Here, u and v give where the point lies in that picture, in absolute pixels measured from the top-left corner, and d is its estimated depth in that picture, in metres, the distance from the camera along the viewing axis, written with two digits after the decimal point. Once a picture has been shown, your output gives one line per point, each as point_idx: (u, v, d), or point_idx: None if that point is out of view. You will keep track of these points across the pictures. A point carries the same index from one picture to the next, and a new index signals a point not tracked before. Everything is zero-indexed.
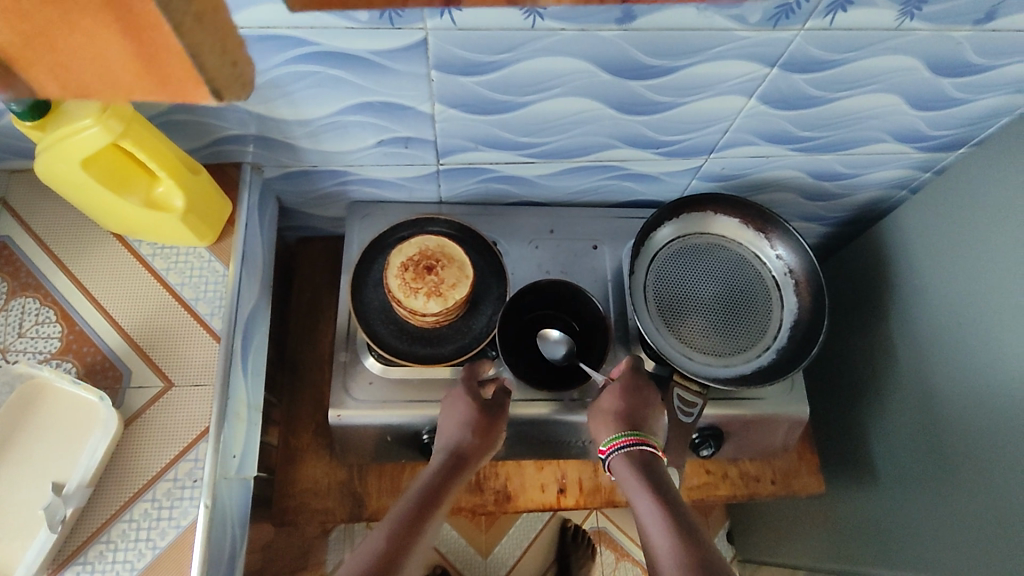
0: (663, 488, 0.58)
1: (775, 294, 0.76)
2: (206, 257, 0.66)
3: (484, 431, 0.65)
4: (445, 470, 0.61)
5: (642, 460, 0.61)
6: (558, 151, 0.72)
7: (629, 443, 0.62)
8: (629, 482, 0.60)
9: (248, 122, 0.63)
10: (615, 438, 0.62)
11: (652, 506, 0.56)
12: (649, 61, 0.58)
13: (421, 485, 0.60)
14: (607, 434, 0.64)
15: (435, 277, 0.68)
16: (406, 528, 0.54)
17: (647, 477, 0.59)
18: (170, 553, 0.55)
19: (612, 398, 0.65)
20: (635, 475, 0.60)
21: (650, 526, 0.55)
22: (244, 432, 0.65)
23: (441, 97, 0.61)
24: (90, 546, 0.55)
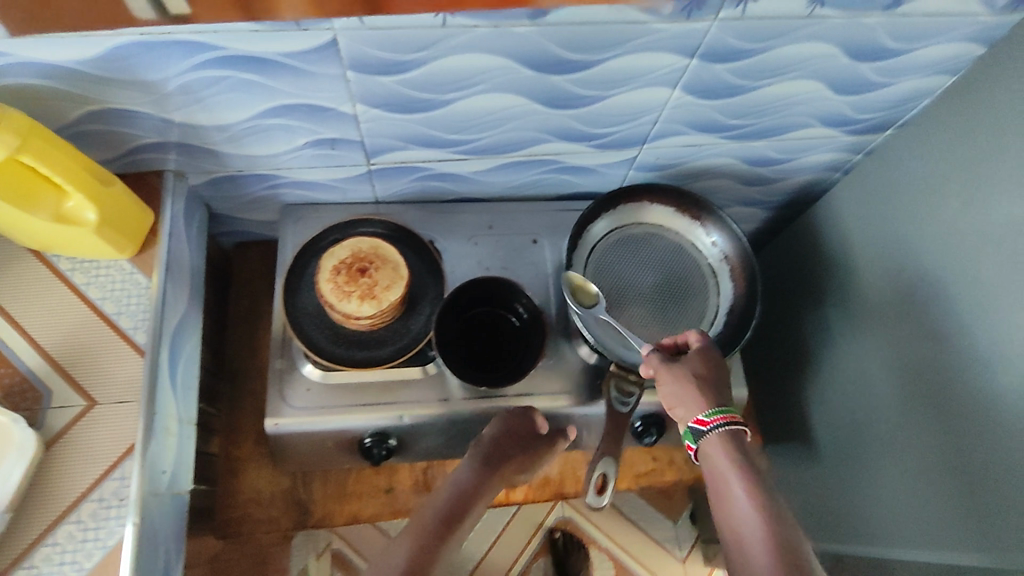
0: (768, 493, 0.52)
1: (712, 280, 0.77)
2: (128, 270, 0.64)
3: (527, 459, 0.68)
4: (478, 483, 0.66)
5: (739, 450, 0.55)
6: (489, 146, 0.71)
7: (730, 422, 0.56)
8: (724, 472, 0.54)
9: (164, 130, 0.61)
10: (718, 413, 0.56)
11: (754, 515, 0.51)
12: (567, 56, 0.57)
13: (452, 495, 0.64)
14: (699, 407, 0.58)
15: (369, 279, 0.67)
16: (423, 545, 0.60)
17: (745, 466, 0.54)
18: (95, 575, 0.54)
19: (698, 364, 0.61)
20: (732, 468, 0.54)
21: (747, 537, 0.50)
22: (174, 448, 0.64)
23: (359, 98, 0.59)
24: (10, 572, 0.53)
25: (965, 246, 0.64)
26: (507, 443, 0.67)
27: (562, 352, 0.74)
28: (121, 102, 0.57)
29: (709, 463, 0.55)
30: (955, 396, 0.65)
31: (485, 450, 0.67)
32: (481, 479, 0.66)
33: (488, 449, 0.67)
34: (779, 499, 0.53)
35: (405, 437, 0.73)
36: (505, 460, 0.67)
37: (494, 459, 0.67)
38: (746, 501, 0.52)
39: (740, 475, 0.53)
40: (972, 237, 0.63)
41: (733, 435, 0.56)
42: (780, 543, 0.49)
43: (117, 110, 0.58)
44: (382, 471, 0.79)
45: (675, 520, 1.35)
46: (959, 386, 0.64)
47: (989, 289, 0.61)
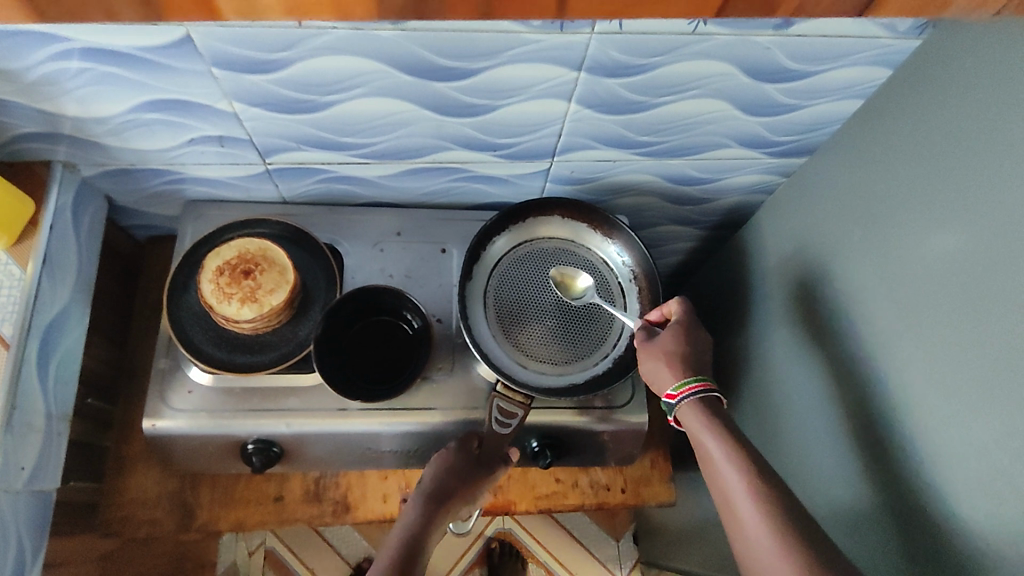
0: (743, 445, 0.58)
1: (620, 300, 0.74)
2: (3, 260, 0.63)
3: (471, 490, 0.66)
4: (425, 519, 0.63)
5: (711, 410, 0.61)
6: (389, 151, 0.69)
7: (697, 390, 0.62)
8: (700, 434, 0.60)
9: (40, 120, 0.60)
10: (687, 385, 0.62)
11: (732, 471, 0.56)
12: (443, 63, 0.55)
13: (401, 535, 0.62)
14: (672, 379, 0.63)
15: (252, 282, 0.66)
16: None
17: (715, 422, 0.60)
18: None
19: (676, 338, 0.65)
20: (707, 429, 0.59)
21: (731, 489, 0.55)
22: (39, 444, 0.62)
23: (234, 95, 0.58)
24: None
25: (859, 281, 0.61)
26: (450, 476, 0.65)
27: (458, 367, 0.71)
28: None
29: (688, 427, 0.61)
30: (848, 437, 0.62)
31: (429, 487, 0.65)
32: (428, 515, 0.64)
33: (431, 484, 0.65)
34: (753, 449, 0.58)
35: (291, 445, 0.70)
36: (454, 498, 0.65)
37: (443, 497, 0.65)
38: (722, 457, 0.57)
39: (714, 433, 0.58)
40: (866, 271, 0.60)
41: (707, 398, 0.62)
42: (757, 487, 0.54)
43: None
44: (272, 479, 0.78)
45: (615, 539, 1.33)
46: (852, 426, 0.61)
47: (875, 326, 0.58)
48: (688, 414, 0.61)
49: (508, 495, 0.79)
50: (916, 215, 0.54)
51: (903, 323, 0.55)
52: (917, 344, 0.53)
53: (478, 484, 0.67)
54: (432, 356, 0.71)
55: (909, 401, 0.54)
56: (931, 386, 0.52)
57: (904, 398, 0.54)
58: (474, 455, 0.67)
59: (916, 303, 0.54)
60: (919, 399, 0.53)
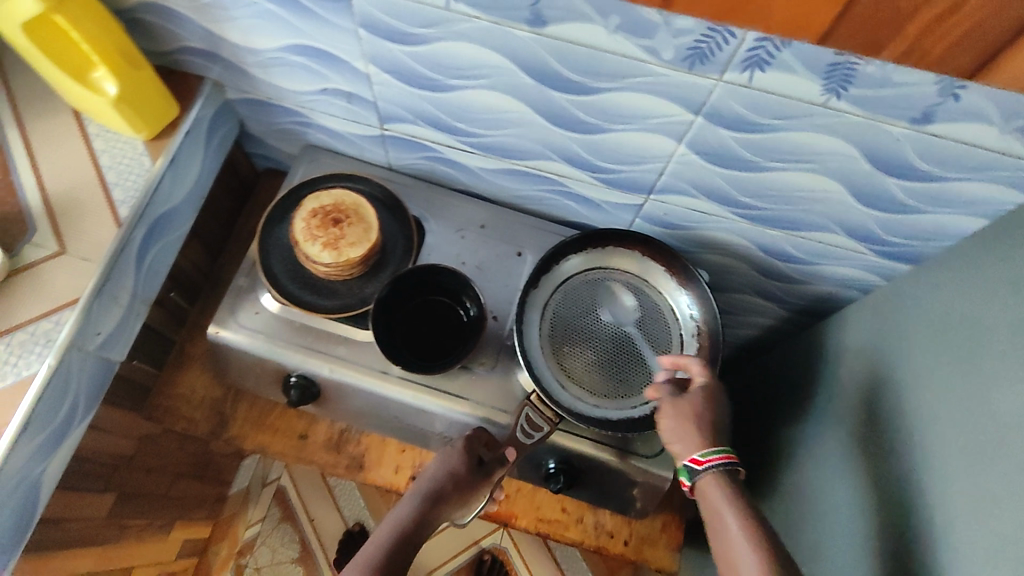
0: (762, 527, 0.55)
1: (677, 351, 0.71)
2: (140, 150, 0.70)
3: (466, 491, 0.68)
4: (420, 516, 0.65)
5: (735, 489, 0.58)
6: (494, 146, 0.71)
7: (725, 461, 0.59)
8: (721, 509, 0.56)
9: (206, 39, 0.68)
10: (716, 452, 0.59)
11: (744, 545, 0.53)
12: (569, 75, 0.56)
13: (393, 528, 0.64)
14: (698, 445, 0.60)
15: (338, 231, 0.70)
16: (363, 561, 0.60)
17: (739, 500, 0.56)
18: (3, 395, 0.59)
19: (694, 411, 0.61)
20: (730, 505, 0.56)
21: (741, 563, 0.53)
22: (118, 318, 0.68)
23: (371, 57, 0.63)
24: None
25: (937, 412, 0.56)
26: (450, 479, 0.67)
27: (500, 367, 0.71)
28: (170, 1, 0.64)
29: (707, 500, 0.57)
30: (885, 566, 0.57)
31: (428, 486, 0.67)
32: (425, 513, 0.66)
33: (430, 483, 0.67)
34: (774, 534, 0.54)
35: (329, 390, 0.73)
36: (446, 502, 0.67)
37: (437, 498, 0.66)
38: (739, 535, 0.54)
39: (731, 505, 0.56)
40: (946, 403, 0.55)
41: (730, 474, 0.58)
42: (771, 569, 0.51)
43: (168, 9, 0.65)
44: (303, 417, 0.80)
45: None
46: (891, 557, 0.57)
47: (942, 465, 0.54)
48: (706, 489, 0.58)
49: (511, 507, 0.79)
50: (1015, 366, 0.49)
51: (977, 472, 0.50)
52: (986, 502, 0.48)
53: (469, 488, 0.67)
54: (478, 350, 0.72)
55: (962, 556, 0.49)
56: (987, 549, 0.47)
57: (960, 547, 0.49)
58: (472, 454, 0.68)
59: (994, 455, 0.49)
60: (971, 559, 0.48)
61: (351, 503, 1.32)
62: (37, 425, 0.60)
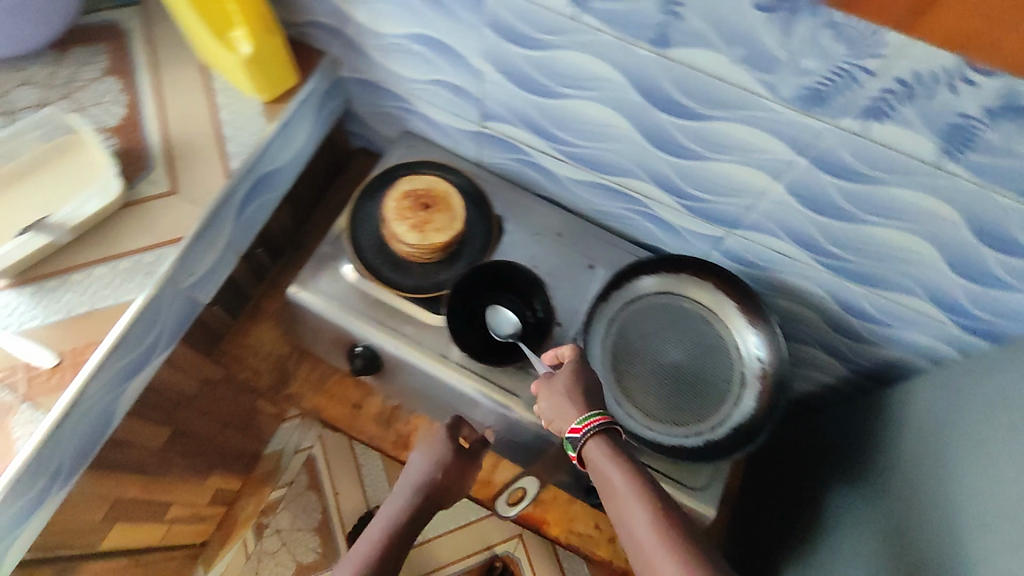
0: (645, 480, 0.54)
1: (737, 391, 0.69)
2: (256, 111, 0.74)
3: (456, 481, 0.71)
4: (418, 511, 0.67)
5: (616, 444, 0.57)
6: (587, 158, 0.73)
7: (600, 423, 0.57)
8: (606, 469, 0.55)
9: (335, 16, 0.72)
10: (589, 416, 0.57)
11: (637, 507, 0.52)
12: (681, 99, 0.57)
13: (389, 530, 0.65)
14: (575, 414, 0.58)
15: (426, 216, 0.72)
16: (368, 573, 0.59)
17: (622, 456, 0.56)
18: (104, 313, 0.63)
19: (569, 382, 0.61)
20: (615, 464, 0.55)
21: (634, 523, 0.52)
22: (211, 262, 0.72)
23: (489, 55, 0.65)
24: (54, 278, 0.64)
25: (1000, 496, 0.54)
26: (447, 473, 0.69)
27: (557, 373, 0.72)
28: None
29: (591, 461, 0.56)
30: None
31: (423, 482, 0.68)
32: (420, 507, 0.67)
33: (423, 477, 0.69)
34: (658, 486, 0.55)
35: (391, 365, 0.75)
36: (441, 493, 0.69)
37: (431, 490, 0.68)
38: (628, 494, 0.53)
39: (617, 465, 0.55)
40: (1006, 487, 0.54)
41: (608, 433, 0.57)
42: (664, 528, 0.51)
43: None
44: (358, 388, 0.82)
45: None
46: None
47: (993, 547, 0.52)
48: (594, 452, 0.57)
49: (545, 514, 0.80)
50: None
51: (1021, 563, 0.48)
52: None
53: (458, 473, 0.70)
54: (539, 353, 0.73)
55: None
56: None
57: None
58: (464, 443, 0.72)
59: None
60: None
61: (376, 485, 1.35)
62: (126, 347, 0.63)
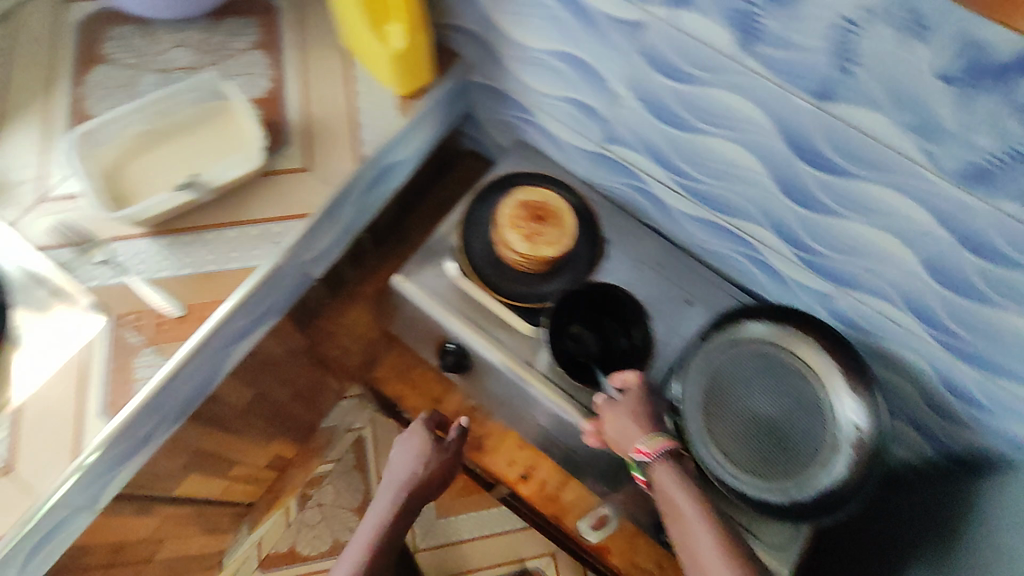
0: (708, 504, 0.61)
1: (829, 457, 0.66)
2: (391, 103, 0.76)
3: (443, 475, 0.77)
4: (403, 507, 0.74)
5: (680, 468, 0.63)
6: (708, 196, 0.72)
7: (668, 449, 0.63)
8: (673, 490, 0.61)
9: (480, 23, 0.73)
10: (659, 441, 0.63)
11: (703, 531, 0.59)
12: (831, 155, 0.57)
13: (377, 530, 0.73)
14: (642, 437, 0.64)
15: (539, 227, 0.73)
16: (378, 558, 0.72)
17: (688, 481, 0.62)
18: (232, 274, 0.66)
19: (632, 406, 0.65)
20: (682, 489, 0.61)
21: (699, 544, 0.59)
22: (330, 240, 0.74)
23: (632, 83, 0.65)
24: (190, 233, 0.67)
25: None
26: (429, 473, 0.76)
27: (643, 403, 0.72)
28: None
29: (657, 483, 0.62)
30: None
31: (406, 481, 0.75)
32: (406, 504, 0.75)
33: (409, 477, 0.75)
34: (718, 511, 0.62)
35: (480, 366, 0.77)
36: (424, 491, 0.76)
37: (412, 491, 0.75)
38: (696, 517, 0.59)
39: (684, 490, 0.61)
40: None
41: (675, 458, 0.64)
42: (729, 550, 0.58)
43: None
44: (439, 382, 0.84)
45: None
46: None
47: None
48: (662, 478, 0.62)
49: (607, 540, 0.80)
50: None
51: None
52: None
53: (436, 473, 0.76)
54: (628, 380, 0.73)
55: None
56: None
57: None
58: (441, 442, 0.77)
59: None
60: None
61: None
62: (246, 309, 0.67)
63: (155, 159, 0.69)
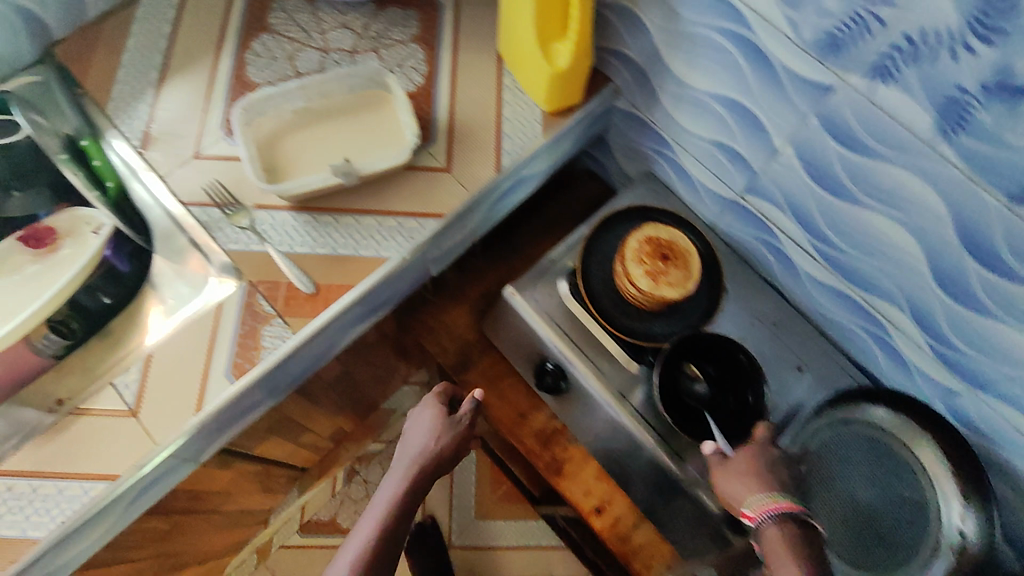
0: None
1: (927, 560, 0.61)
2: (536, 118, 0.76)
3: (454, 455, 0.74)
4: (416, 482, 0.70)
5: (800, 534, 0.54)
6: (847, 267, 0.70)
7: (784, 511, 0.55)
8: (779, 560, 0.52)
9: (644, 53, 0.72)
10: (766, 504, 0.55)
11: None
12: (1007, 256, 0.53)
13: (389, 504, 0.67)
14: (752, 496, 0.57)
15: (663, 266, 0.70)
16: (391, 531, 0.65)
17: (803, 552, 0.52)
18: (365, 261, 0.68)
19: (743, 464, 0.60)
20: (789, 560, 0.52)
21: None
22: (455, 242, 0.75)
23: (797, 140, 0.63)
24: (331, 214, 0.69)
25: None
26: (441, 448, 0.72)
27: None
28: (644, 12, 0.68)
29: (765, 544, 0.54)
30: None
31: (419, 451, 0.71)
32: (417, 481, 0.70)
33: (419, 452, 0.72)
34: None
35: (576, 392, 0.77)
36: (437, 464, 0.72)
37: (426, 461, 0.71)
38: None
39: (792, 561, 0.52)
40: None
41: (794, 520, 0.54)
42: None
43: (637, 18, 0.69)
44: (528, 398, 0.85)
45: None
46: None
47: None
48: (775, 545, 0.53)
49: None
50: None
51: None
52: None
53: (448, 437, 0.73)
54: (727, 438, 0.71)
55: None
56: None
57: None
58: (452, 417, 0.75)
59: None
60: None
61: (464, 478, 1.36)
62: (370, 296, 0.68)
63: (308, 134, 0.71)
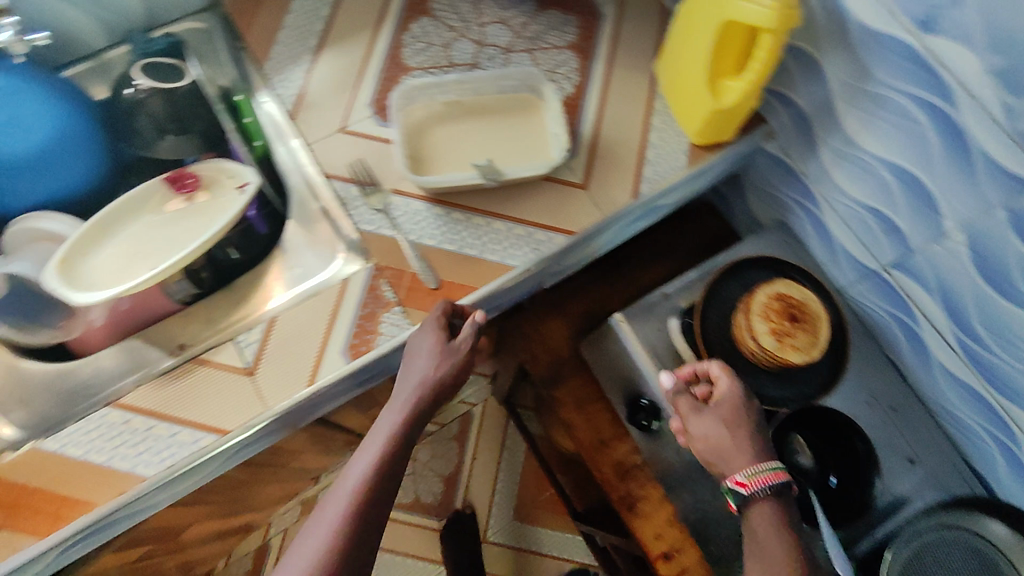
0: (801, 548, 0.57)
1: None
2: (684, 148, 0.74)
3: (456, 383, 0.63)
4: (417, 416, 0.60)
5: (779, 506, 0.59)
6: (991, 369, 0.64)
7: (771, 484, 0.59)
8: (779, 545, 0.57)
9: (814, 103, 0.68)
10: (761, 476, 0.59)
11: None
12: None
13: (392, 440, 0.58)
14: (744, 464, 0.60)
15: (791, 328, 0.67)
16: (385, 481, 0.56)
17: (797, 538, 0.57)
18: (490, 267, 0.67)
19: (725, 419, 0.62)
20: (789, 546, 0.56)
21: None
22: (576, 260, 0.74)
23: (972, 228, 0.58)
24: (464, 212, 0.69)
25: None
26: (439, 382, 0.61)
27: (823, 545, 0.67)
28: (826, 63, 0.64)
29: (755, 522, 0.58)
30: None
31: (419, 378, 0.60)
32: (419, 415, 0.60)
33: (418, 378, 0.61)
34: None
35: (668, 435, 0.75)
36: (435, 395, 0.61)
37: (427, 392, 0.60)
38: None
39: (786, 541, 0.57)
40: None
41: (776, 492, 0.59)
42: None
43: (816, 67, 0.65)
44: (613, 426, 0.83)
45: None
46: None
47: None
48: (759, 517, 0.58)
49: None
50: None
51: None
52: None
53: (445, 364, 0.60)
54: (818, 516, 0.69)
55: None
56: None
57: None
58: (451, 343, 0.61)
59: None
60: None
61: (511, 478, 1.35)
62: (486, 303, 0.67)
63: (457, 129, 0.72)
